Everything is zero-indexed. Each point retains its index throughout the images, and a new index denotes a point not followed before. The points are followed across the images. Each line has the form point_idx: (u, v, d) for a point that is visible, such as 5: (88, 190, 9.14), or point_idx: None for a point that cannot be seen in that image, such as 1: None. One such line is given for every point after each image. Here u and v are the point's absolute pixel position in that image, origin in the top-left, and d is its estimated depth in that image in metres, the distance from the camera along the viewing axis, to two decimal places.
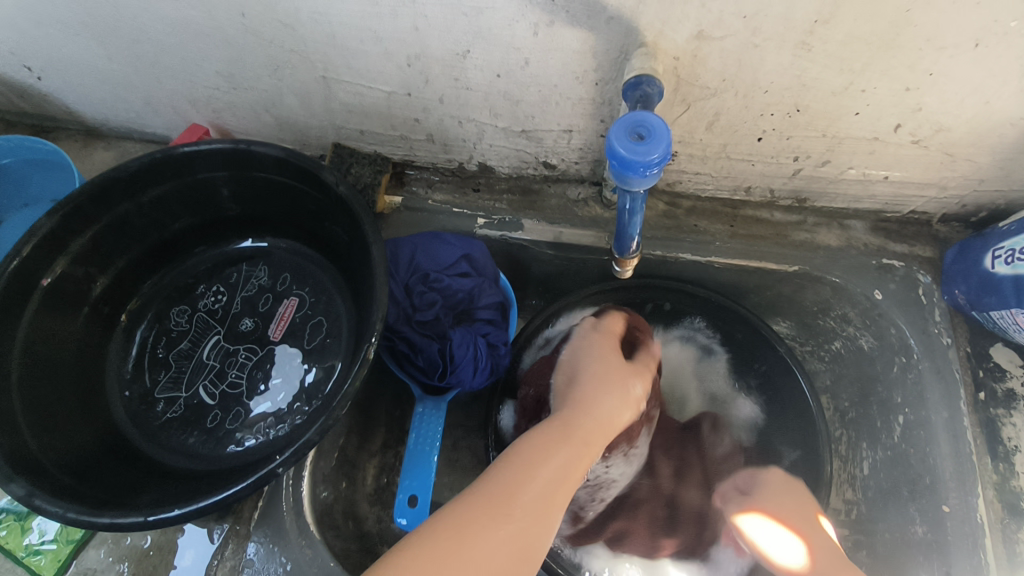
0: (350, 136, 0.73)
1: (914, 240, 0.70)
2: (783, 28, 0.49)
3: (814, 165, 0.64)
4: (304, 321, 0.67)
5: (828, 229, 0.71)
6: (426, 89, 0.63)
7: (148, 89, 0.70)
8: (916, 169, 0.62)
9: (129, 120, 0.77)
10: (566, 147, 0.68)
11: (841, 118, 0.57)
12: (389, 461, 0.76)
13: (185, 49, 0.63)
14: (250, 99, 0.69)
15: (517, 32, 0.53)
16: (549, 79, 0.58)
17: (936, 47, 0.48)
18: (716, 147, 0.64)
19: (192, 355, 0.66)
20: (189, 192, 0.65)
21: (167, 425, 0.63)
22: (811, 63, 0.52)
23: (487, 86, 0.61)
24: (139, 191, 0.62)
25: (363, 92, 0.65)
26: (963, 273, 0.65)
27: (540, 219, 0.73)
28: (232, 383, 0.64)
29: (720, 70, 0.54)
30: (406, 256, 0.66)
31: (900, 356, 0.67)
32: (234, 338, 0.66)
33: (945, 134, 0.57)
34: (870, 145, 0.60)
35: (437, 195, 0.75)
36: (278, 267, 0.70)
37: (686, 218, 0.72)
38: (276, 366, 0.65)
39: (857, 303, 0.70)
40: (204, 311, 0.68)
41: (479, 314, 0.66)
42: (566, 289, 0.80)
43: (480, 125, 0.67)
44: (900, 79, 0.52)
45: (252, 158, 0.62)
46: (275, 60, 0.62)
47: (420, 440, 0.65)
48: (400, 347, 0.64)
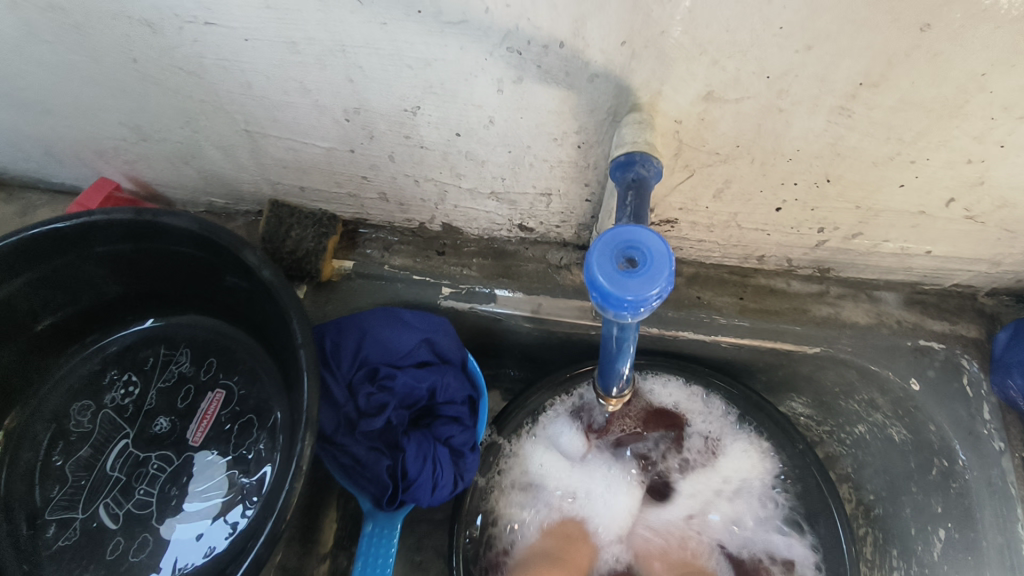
0: (290, 192, 0.61)
1: (956, 317, 0.59)
2: (817, 90, 0.38)
3: (842, 237, 0.53)
4: (230, 419, 0.56)
5: (854, 302, 0.60)
6: (372, 147, 0.51)
7: (44, 137, 0.58)
8: (966, 244, 0.51)
9: (30, 169, 0.65)
10: (545, 210, 0.57)
11: (881, 190, 0.46)
12: (340, 566, 0.66)
13: (79, 97, 0.51)
14: (165, 152, 0.57)
15: (477, 88, 0.42)
16: (520, 140, 0.47)
17: (1014, 117, 0.37)
18: (725, 216, 0.53)
19: (94, 465, 0.54)
20: (89, 267, 0.54)
21: (58, 556, 0.51)
22: (849, 130, 0.40)
23: (445, 146, 0.50)
24: (19, 271, 0.51)
25: (297, 148, 0.53)
26: (1022, 364, 0.54)
27: (515, 288, 0.62)
28: (140, 501, 0.53)
29: (734, 136, 0.43)
30: (351, 346, 0.54)
31: (940, 459, 0.57)
32: (145, 442, 0.55)
33: (1009, 210, 0.46)
34: (914, 219, 0.49)
35: (395, 259, 0.63)
36: (202, 351, 0.59)
37: (687, 288, 0.61)
38: (195, 479, 0.54)
39: (888, 390, 0.59)
40: (111, 408, 0.56)
41: (442, 411, 0.56)
42: (547, 363, 0.69)
43: (441, 185, 0.55)
44: (961, 150, 0.41)
45: (161, 230, 0.51)
46: (186, 112, 0.51)
47: (369, 569, 0.53)
48: (342, 460, 0.53)
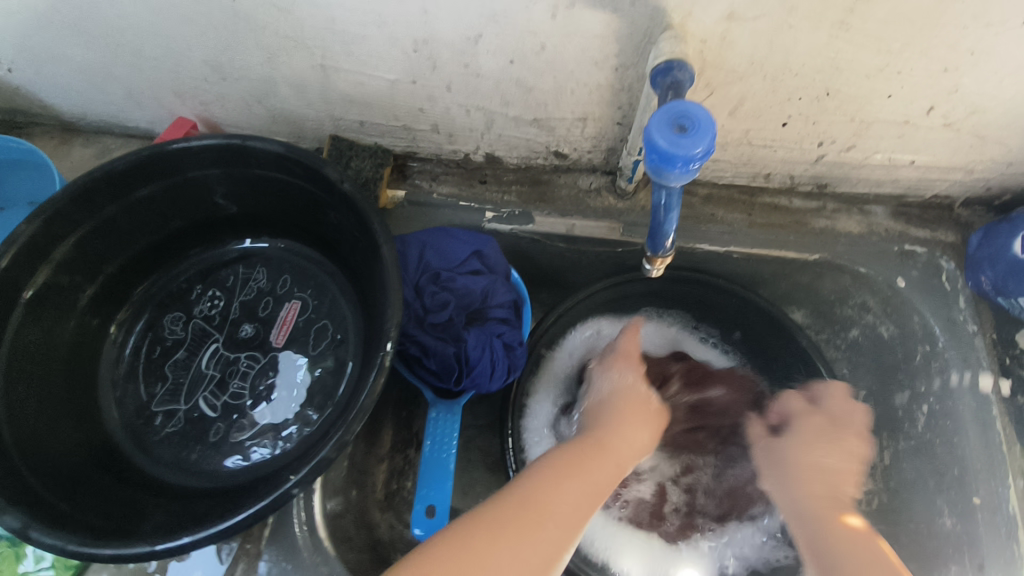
0: (349, 128, 0.68)
1: (936, 225, 0.68)
2: (820, 7, 0.46)
3: (839, 150, 0.61)
4: (307, 325, 0.64)
5: (848, 215, 0.69)
6: (433, 77, 0.59)
7: (130, 80, 0.65)
8: (944, 152, 0.60)
9: (109, 115, 0.71)
10: (579, 136, 0.65)
11: (873, 101, 0.54)
12: (398, 465, 0.74)
13: (172, 39, 0.58)
14: (241, 90, 0.64)
15: (535, 15, 0.50)
16: (566, 64, 0.55)
17: (981, 26, 0.46)
18: (738, 133, 0.61)
19: (190, 364, 0.62)
20: (181, 191, 0.61)
21: (167, 440, 0.59)
22: (847, 43, 0.49)
23: (499, 74, 0.57)
24: (125, 193, 0.58)
25: (365, 81, 0.60)
26: (990, 258, 0.63)
27: (550, 211, 0.70)
28: (234, 393, 0.61)
29: (750, 53, 0.51)
30: (415, 254, 0.63)
31: (923, 345, 0.66)
32: (233, 345, 0.63)
33: (979, 117, 0.55)
34: (900, 128, 0.57)
35: (442, 188, 0.72)
36: (277, 269, 0.67)
37: (703, 207, 0.70)
38: (281, 374, 0.62)
39: (877, 290, 0.68)
40: (200, 318, 0.64)
41: (493, 313, 0.63)
42: (577, 282, 0.77)
43: (489, 114, 0.63)
44: (939, 59, 0.49)
45: (247, 154, 0.58)
46: (268, 48, 0.58)
47: (437, 445, 0.62)
48: (411, 351, 0.61)
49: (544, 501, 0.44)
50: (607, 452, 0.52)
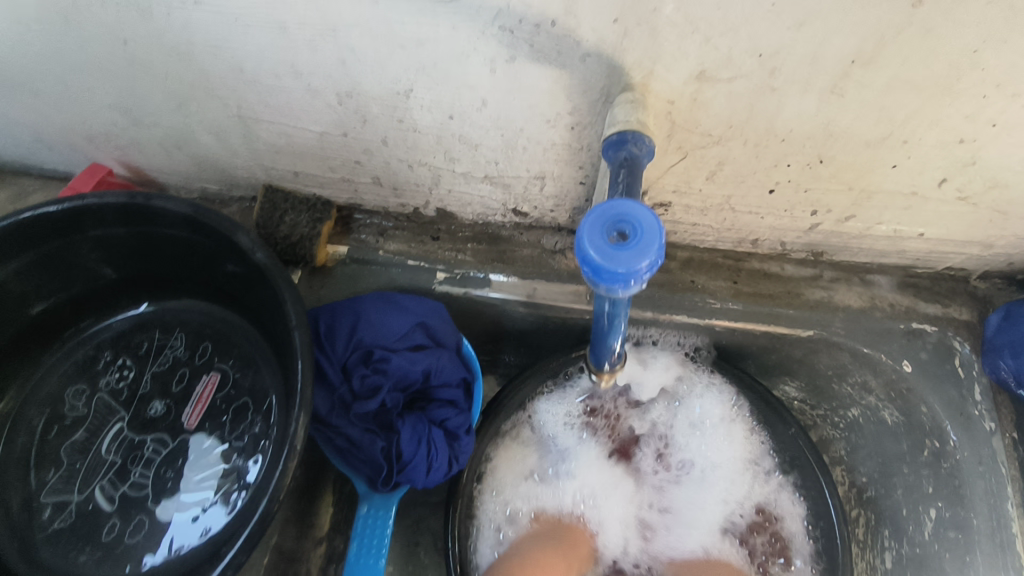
0: (284, 177, 0.61)
1: (948, 300, 0.60)
2: (808, 69, 0.37)
3: (835, 220, 0.53)
4: (226, 403, 0.56)
5: (847, 286, 0.60)
6: (366, 130, 0.51)
7: (34, 122, 0.58)
8: (959, 226, 0.51)
9: (22, 155, 0.64)
10: (539, 194, 0.57)
11: (874, 171, 0.46)
12: (337, 549, 0.66)
13: (68, 82, 0.51)
14: (157, 137, 0.57)
15: (469, 69, 0.42)
16: (514, 122, 0.47)
17: (1006, 95, 0.38)
18: (718, 198, 0.53)
19: (89, 448, 0.54)
20: (80, 252, 0.53)
21: (54, 538, 0.52)
22: (842, 110, 0.40)
23: (439, 129, 0.49)
24: (11, 258, 0.50)
25: (290, 132, 0.53)
26: (1011, 345, 0.54)
27: (509, 273, 0.62)
28: (135, 483, 0.53)
29: (727, 116, 0.43)
30: (345, 329, 0.55)
31: (931, 441, 0.57)
32: (139, 426, 0.55)
33: (1000, 191, 0.46)
34: (906, 200, 0.49)
35: (390, 245, 0.63)
36: (198, 335, 0.59)
37: (681, 273, 0.61)
38: (190, 462, 0.54)
39: (880, 372, 0.59)
40: (106, 391, 0.57)
41: (437, 394, 0.56)
42: (543, 347, 0.69)
43: (435, 170, 0.55)
44: (953, 129, 0.41)
45: (152, 213, 0.51)
46: (176, 95, 0.50)
47: (364, 548, 0.54)
48: (337, 442, 0.54)
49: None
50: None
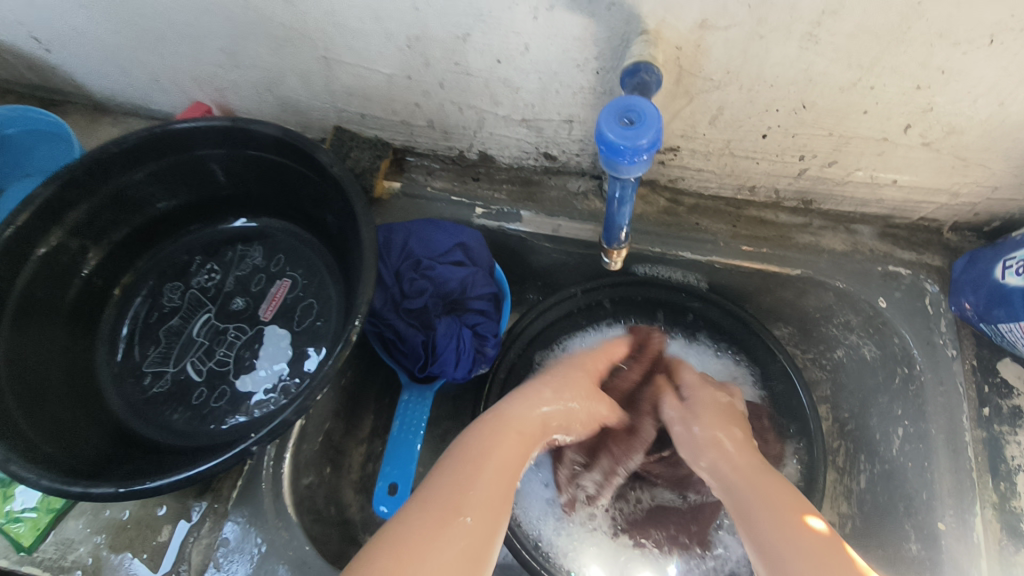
0: (352, 120, 0.72)
1: (923, 248, 0.68)
2: (789, 18, 0.47)
3: (820, 165, 0.62)
4: (295, 302, 0.67)
5: (833, 233, 0.69)
6: (427, 73, 0.62)
7: (154, 65, 0.70)
8: (927, 173, 0.60)
9: (135, 96, 0.77)
10: (567, 138, 0.67)
11: (849, 116, 0.55)
12: (376, 449, 0.76)
13: (189, 27, 0.63)
14: (253, 79, 0.69)
15: (517, 15, 0.52)
16: (550, 66, 0.57)
17: (949, 44, 0.47)
18: (720, 143, 0.62)
19: (182, 331, 0.65)
20: (186, 168, 0.65)
21: (152, 400, 0.62)
22: (818, 56, 0.50)
23: (488, 72, 0.60)
24: (137, 167, 0.62)
25: (364, 75, 0.64)
26: (972, 283, 0.62)
27: (538, 211, 0.72)
28: (220, 360, 0.64)
29: (725, 62, 0.52)
30: (399, 242, 0.65)
31: (901, 368, 0.65)
32: (224, 316, 0.66)
33: (957, 137, 0.55)
34: (879, 146, 0.58)
35: (436, 182, 0.74)
36: (273, 248, 0.70)
37: (687, 216, 0.71)
38: (265, 346, 0.65)
39: (859, 309, 0.67)
40: (196, 289, 0.68)
41: (471, 304, 0.66)
42: (563, 284, 0.79)
43: (480, 112, 0.66)
44: (910, 76, 0.50)
45: (249, 136, 0.62)
46: (276, 39, 0.62)
47: (404, 427, 0.65)
48: (386, 334, 0.64)
49: (486, 495, 0.47)
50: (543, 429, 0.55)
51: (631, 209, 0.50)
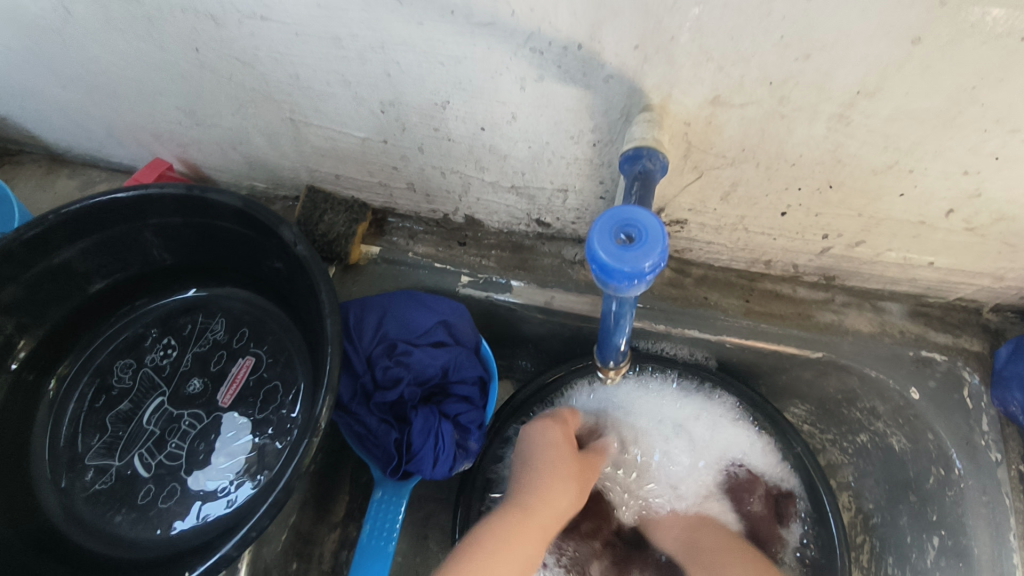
0: (325, 179, 0.66)
1: (960, 330, 0.60)
2: (817, 98, 0.40)
3: (846, 244, 0.55)
4: (258, 385, 0.60)
5: (858, 311, 0.62)
6: (404, 138, 0.55)
7: (108, 119, 0.64)
8: (968, 256, 0.53)
9: (92, 148, 0.71)
10: (562, 207, 0.60)
11: (882, 199, 0.48)
12: (350, 535, 0.68)
13: (141, 83, 0.57)
14: (216, 137, 0.62)
15: (502, 84, 0.46)
16: (540, 136, 0.50)
17: (1006, 130, 0.40)
18: (732, 218, 0.55)
19: (132, 418, 0.59)
20: (140, 237, 0.59)
21: (93, 499, 0.55)
22: (849, 138, 0.43)
23: (471, 139, 0.53)
24: (80, 237, 0.56)
25: (335, 137, 0.58)
26: (1020, 378, 0.55)
27: (530, 280, 0.65)
28: (171, 454, 0.57)
29: (740, 140, 0.45)
30: (372, 322, 0.59)
31: (937, 468, 0.58)
32: (178, 401, 0.59)
33: (1007, 224, 0.48)
34: (915, 229, 0.51)
35: (419, 247, 0.67)
36: (237, 321, 0.63)
37: (695, 289, 0.64)
38: (222, 435, 0.58)
39: (888, 399, 0.60)
40: (150, 367, 0.61)
41: (453, 390, 0.59)
42: (558, 354, 0.72)
43: (465, 178, 0.59)
44: (957, 161, 0.43)
45: (207, 205, 0.56)
46: (236, 99, 0.55)
47: (375, 531, 0.57)
48: (356, 428, 0.57)
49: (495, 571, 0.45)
50: (552, 516, 0.51)
51: (632, 315, 0.43)
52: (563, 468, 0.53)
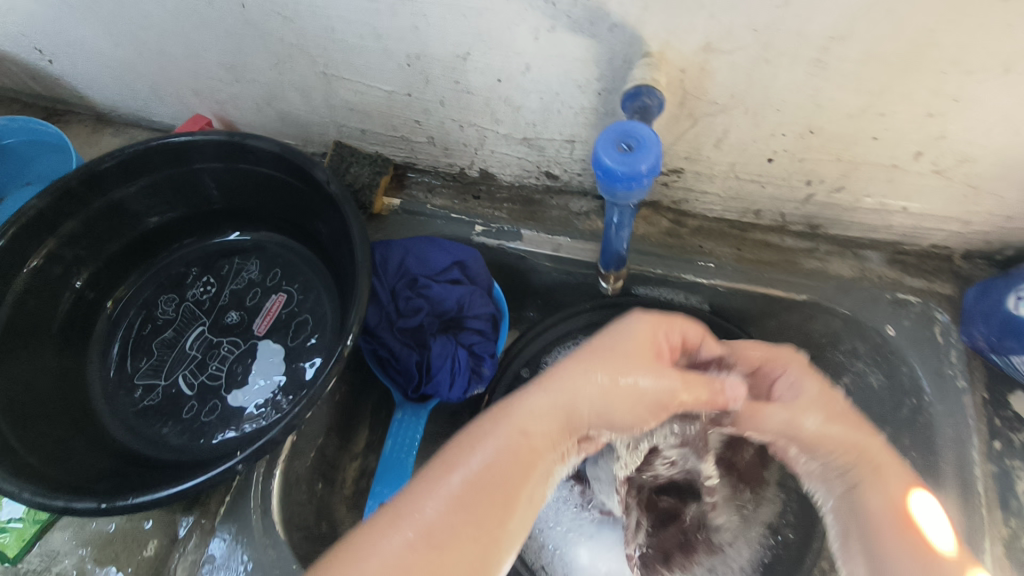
0: (352, 135, 0.71)
1: (934, 276, 0.66)
2: (796, 43, 0.46)
3: (828, 190, 0.61)
4: (289, 318, 0.66)
5: (841, 259, 0.67)
6: (427, 90, 0.61)
7: (154, 78, 0.70)
8: (938, 200, 0.58)
9: (136, 107, 0.77)
10: (569, 158, 0.66)
11: (858, 143, 0.54)
12: (370, 465, 0.74)
13: (189, 40, 0.63)
14: (253, 93, 0.68)
15: (518, 36, 0.52)
16: (551, 86, 0.56)
17: (963, 72, 0.45)
18: (724, 166, 0.61)
19: (175, 344, 0.65)
20: (185, 181, 0.64)
21: (143, 413, 0.61)
22: (826, 81, 0.48)
23: (489, 91, 0.59)
24: (131, 178, 0.62)
25: (363, 91, 0.63)
26: (984, 314, 0.61)
27: (539, 230, 0.70)
28: (212, 374, 0.63)
29: (730, 85, 0.51)
30: (396, 260, 0.64)
31: (910, 398, 0.63)
32: (217, 330, 0.65)
33: (970, 166, 0.53)
34: (889, 173, 0.56)
35: (437, 200, 0.73)
36: (270, 262, 0.69)
37: (691, 238, 0.69)
38: (258, 360, 0.64)
39: (868, 337, 0.65)
40: (191, 301, 0.67)
41: (468, 323, 0.65)
42: (564, 304, 0.77)
43: (481, 130, 0.65)
44: (922, 103, 0.48)
45: (246, 151, 0.61)
46: (275, 54, 0.61)
47: (396, 446, 0.65)
48: (380, 352, 0.64)
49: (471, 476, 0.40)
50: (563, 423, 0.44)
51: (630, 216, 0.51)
52: (605, 360, 0.45)
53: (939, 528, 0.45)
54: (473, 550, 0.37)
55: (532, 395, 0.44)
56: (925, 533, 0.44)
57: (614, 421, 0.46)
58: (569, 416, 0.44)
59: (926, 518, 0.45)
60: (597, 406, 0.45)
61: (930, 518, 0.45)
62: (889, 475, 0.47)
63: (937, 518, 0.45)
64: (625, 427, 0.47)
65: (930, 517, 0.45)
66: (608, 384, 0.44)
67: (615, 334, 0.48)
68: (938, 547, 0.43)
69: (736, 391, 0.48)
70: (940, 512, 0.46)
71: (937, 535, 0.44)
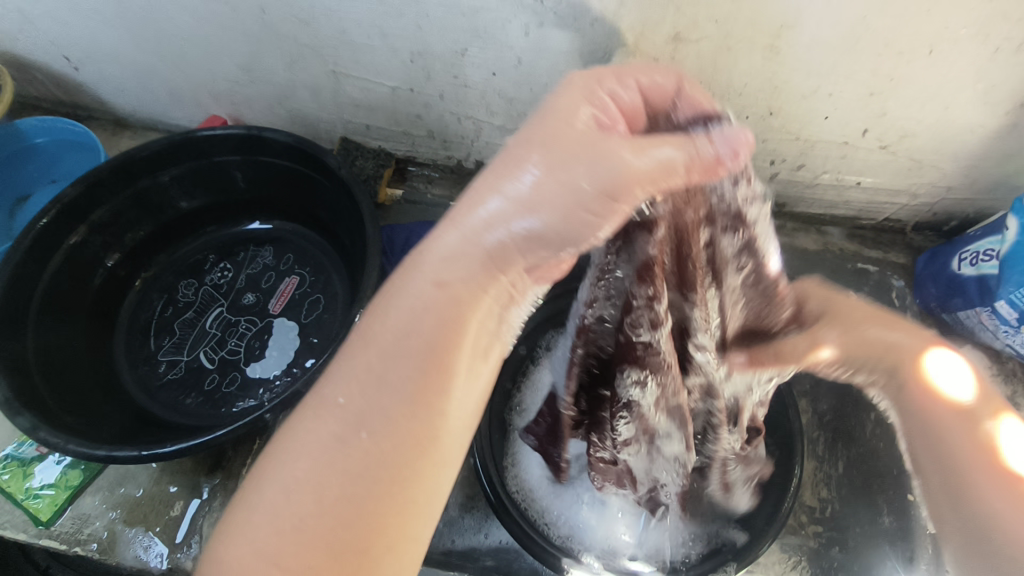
0: (357, 131, 0.77)
1: (889, 247, 0.74)
2: (752, 31, 0.53)
3: (790, 169, 0.68)
4: (303, 297, 0.71)
5: (806, 234, 0.75)
6: (428, 85, 0.68)
7: (175, 82, 0.76)
8: (887, 174, 0.66)
9: (155, 112, 0.82)
10: None
11: (812, 122, 0.61)
12: None
13: (211, 45, 0.69)
14: (267, 94, 0.75)
15: (511, 31, 0.58)
16: (541, 78, 0.63)
17: (895, 54, 0.52)
18: None
19: (196, 323, 0.69)
20: (205, 173, 0.70)
21: (166, 385, 0.65)
22: (780, 66, 0.56)
23: (484, 84, 0.66)
24: (155, 169, 0.67)
25: (370, 88, 0.70)
26: (933, 277, 0.68)
27: None
28: (231, 350, 0.67)
29: (698, 72, 0.58)
30: (401, 239, 0.72)
31: None
32: (235, 310, 0.70)
33: (910, 140, 0.61)
34: (841, 149, 0.64)
35: (436, 189, 0.81)
36: (283, 248, 0.74)
37: None
38: (274, 336, 0.68)
39: None
40: (210, 285, 0.72)
41: None
42: None
43: (477, 123, 0.72)
44: (863, 83, 0.56)
45: (264, 143, 0.66)
46: (290, 54, 0.67)
47: None
48: None
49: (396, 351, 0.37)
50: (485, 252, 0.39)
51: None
52: (548, 143, 0.37)
53: (963, 375, 0.45)
54: (421, 417, 0.36)
55: (477, 207, 0.38)
56: (945, 389, 0.44)
57: (548, 235, 0.38)
58: (490, 252, 0.38)
59: (942, 374, 0.45)
60: (521, 222, 0.37)
61: (952, 372, 0.45)
62: (914, 362, 0.46)
63: (957, 368, 0.45)
64: (566, 238, 0.38)
65: (956, 372, 0.45)
66: (511, 196, 0.38)
67: (538, 115, 0.38)
68: (957, 398, 0.44)
69: (726, 145, 0.36)
70: (964, 368, 0.45)
71: (958, 386, 0.44)
